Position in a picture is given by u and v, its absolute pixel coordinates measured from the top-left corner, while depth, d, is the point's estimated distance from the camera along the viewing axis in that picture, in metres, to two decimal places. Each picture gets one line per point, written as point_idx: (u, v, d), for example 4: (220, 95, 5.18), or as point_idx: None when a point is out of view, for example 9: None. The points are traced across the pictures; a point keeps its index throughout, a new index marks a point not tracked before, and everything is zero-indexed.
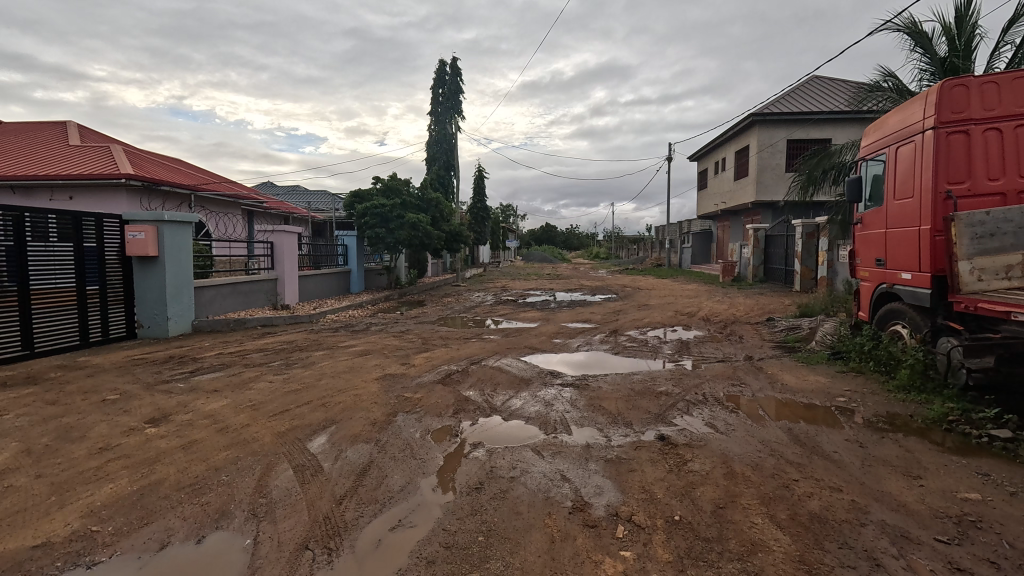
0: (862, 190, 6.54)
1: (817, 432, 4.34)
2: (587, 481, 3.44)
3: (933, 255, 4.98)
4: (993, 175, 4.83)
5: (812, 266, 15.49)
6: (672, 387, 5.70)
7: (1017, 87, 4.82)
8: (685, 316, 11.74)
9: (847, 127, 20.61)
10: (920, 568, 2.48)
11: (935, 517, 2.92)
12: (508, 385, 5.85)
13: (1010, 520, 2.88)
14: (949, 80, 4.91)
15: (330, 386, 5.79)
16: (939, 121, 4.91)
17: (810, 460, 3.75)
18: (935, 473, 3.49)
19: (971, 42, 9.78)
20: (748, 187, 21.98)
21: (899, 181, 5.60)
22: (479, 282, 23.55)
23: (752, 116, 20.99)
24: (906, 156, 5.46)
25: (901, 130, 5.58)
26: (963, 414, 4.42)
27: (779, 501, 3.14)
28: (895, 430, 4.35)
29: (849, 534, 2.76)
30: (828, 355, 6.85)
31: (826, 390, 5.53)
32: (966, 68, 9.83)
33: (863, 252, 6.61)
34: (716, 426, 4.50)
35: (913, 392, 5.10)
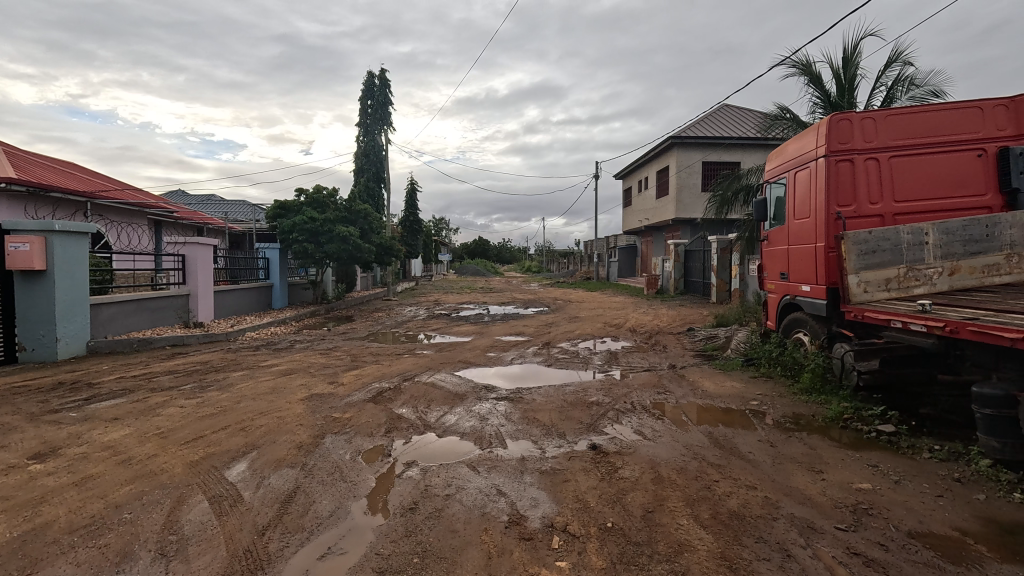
0: (767, 210, 7.18)
1: (733, 434, 4.66)
2: (522, 494, 3.46)
3: (827, 269, 5.55)
4: (872, 200, 5.47)
5: (727, 278, 16.64)
6: (602, 397, 5.88)
7: (893, 121, 5.44)
8: (614, 327, 12.20)
9: (754, 152, 22.48)
10: (823, 556, 2.72)
11: (834, 507, 3.23)
12: (441, 401, 5.76)
13: (895, 506, 3.23)
14: (836, 114, 5.52)
15: (251, 408, 5.43)
16: (828, 150, 5.53)
17: (728, 461, 4.01)
18: (834, 466, 3.86)
19: (854, 81, 11.08)
20: (669, 205, 23.38)
21: (799, 203, 6.19)
22: (412, 296, 23.15)
23: (671, 138, 22.39)
24: (803, 181, 6.06)
25: (798, 157, 6.19)
26: (855, 412, 4.93)
27: (701, 501, 3.33)
28: (800, 429, 4.76)
29: (763, 529, 2.97)
30: (742, 362, 7.39)
31: (740, 395, 5.96)
32: (848, 105, 11.16)
33: (770, 266, 7.22)
34: (644, 433, 4.70)
35: (814, 394, 5.63)
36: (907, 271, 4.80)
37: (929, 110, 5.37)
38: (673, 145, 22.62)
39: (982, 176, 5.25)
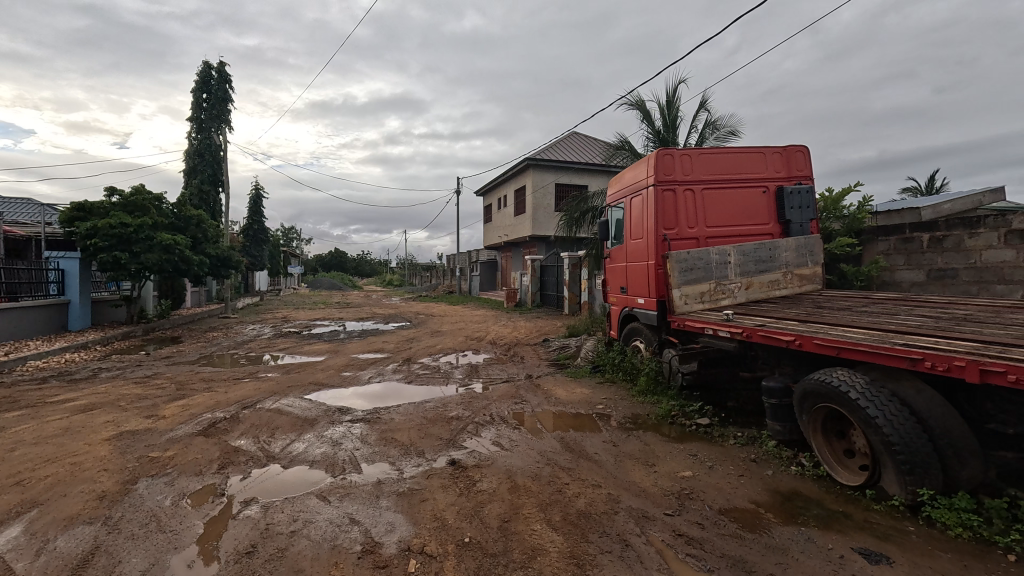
0: (609, 230, 7.95)
1: (582, 437, 5.02)
2: (377, 520, 3.30)
3: (656, 284, 6.31)
4: (689, 224, 6.37)
5: (577, 292, 18.00)
6: (462, 411, 5.92)
7: (704, 158, 6.39)
8: (475, 340, 12.39)
9: (599, 177, 24.83)
10: (655, 541, 3.04)
11: (663, 495, 3.65)
12: (288, 428, 5.27)
13: (709, 488, 3.77)
14: (661, 149, 6.32)
15: (30, 456, 4.38)
16: (656, 180, 6.33)
17: (577, 463, 4.30)
18: (664, 459, 4.37)
19: (675, 121, 12.90)
20: (526, 222, 24.63)
21: (634, 225, 6.97)
22: (256, 312, 20.94)
23: (527, 160, 23.70)
24: (637, 206, 6.85)
25: (633, 185, 6.97)
26: (680, 409, 5.65)
27: (553, 504, 3.52)
28: (637, 428, 5.31)
29: (606, 523, 3.24)
30: (590, 369, 8.05)
31: (588, 400, 6.46)
32: (671, 141, 12.96)
33: (612, 281, 8.00)
34: (501, 443, 4.83)
35: (649, 395, 6.33)
36: (716, 286, 5.71)
37: (730, 152, 6.42)
38: (529, 166, 23.96)
39: (766, 208, 6.45)
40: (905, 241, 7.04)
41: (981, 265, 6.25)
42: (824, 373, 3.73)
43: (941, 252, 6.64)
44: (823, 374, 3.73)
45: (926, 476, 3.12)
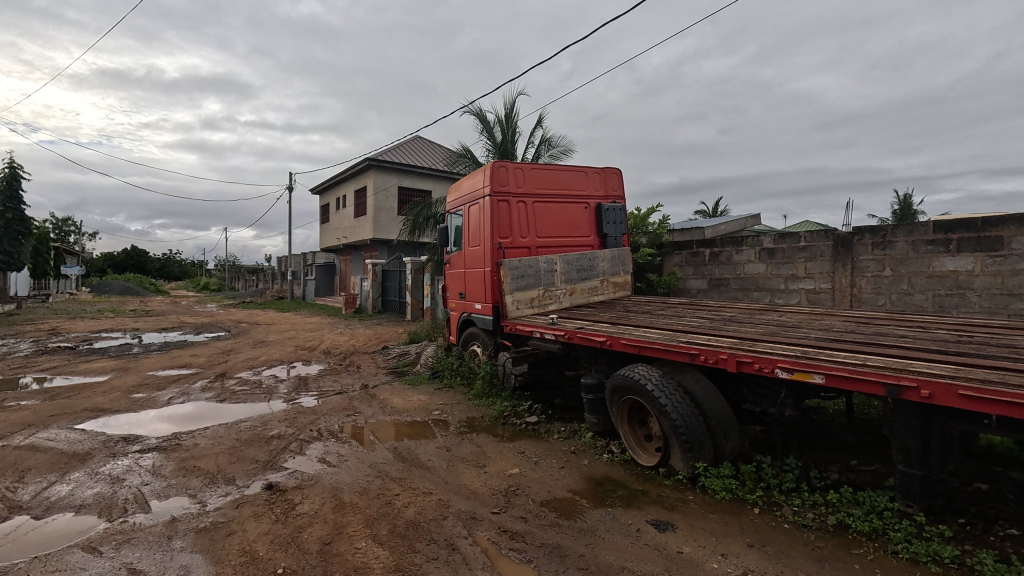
0: (448, 237, 8.03)
1: (416, 445, 4.96)
2: (167, 566, 2.82)
3: (492, 290, 6.51)
4: (522, 234, 6.70)
5: (420, 297, 17.83)
6: (285, 429, 5.40)
7: (534, 173, 6.80)
8: (306, 350, 11.46)
9: (443, 183, 25.01)
10: (481, 541, 3.13)
11: (492, 495, 3.78)
12: (46, 468, 4.23)
13: (533, 483, 4.01)
14: (496, 161, 6.57)
15: None
16: (492, 191, 6.56)
17: (409, 472, 4.23)
18: (494, 459, 4.52)
19: (513, 135, 13.61)
20: (367, 225, 23.66)
21: (471, 233, 7.13)
22: (8, 323, 16.49)
23: (368, 160, 22.80)
24: (475, 214, 7.02)
25: (471, 193, 7.14)
26: (512, 409, 5.94)
27: (381, 518, 3.40)
28: (472, 430, 5.43)
29: (434, 530, 3.23)
30: (429, 375, 8.02)
31: (425, 407, 6.41)
32: (510, 154, 13.64)
33: (451, 287, 8.09)
34: (328, 460, 4.52)
35: (484, 398, 6.53)
36: (544, 292, 6.16)
37: (557, 169, 6.96)
38: (370, 166, 23.08)
39: (587, 222, 7.15)
40: (693, 254, 8.39)
41: (744, 276, 7.75)
42: (629, 369, 4.24)
43: (718, 264, 8.07)
44: (630, 370, 4.24)
45: (701, 451, 3.74)
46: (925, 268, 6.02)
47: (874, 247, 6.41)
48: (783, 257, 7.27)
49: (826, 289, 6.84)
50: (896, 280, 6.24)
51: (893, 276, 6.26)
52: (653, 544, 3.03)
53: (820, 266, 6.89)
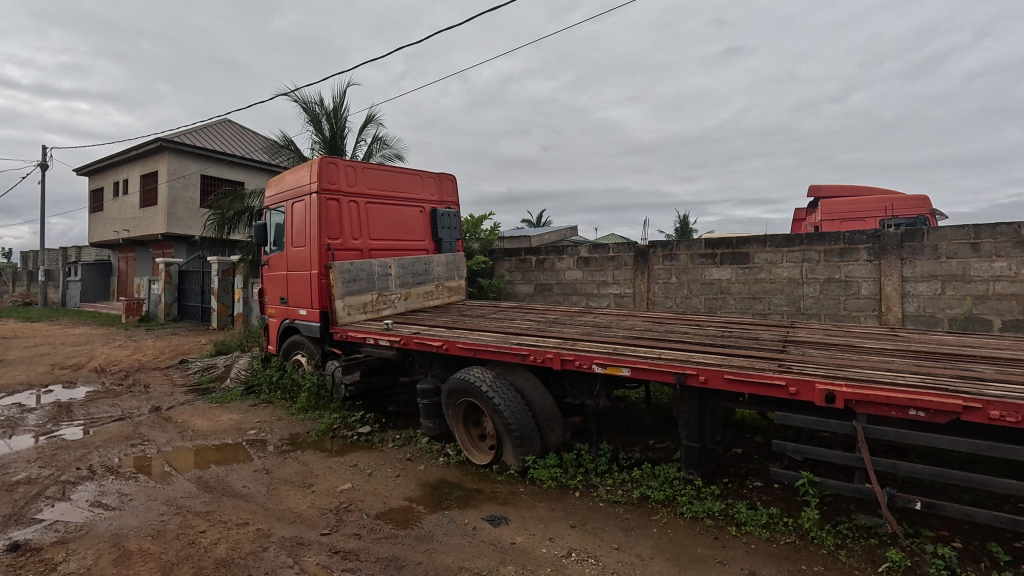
0: (267, 235, 7.24)
1: (226, 471, 4.35)
2: None
3: (320, 295, 6.01)
4: (354, 236, 6.32)
5: (229, 302, 15.68)
6: (38, 471, 4.25)
7: (367, 173, 6.48)
8: (68, 369, 9.19)
9: (258, 174, 22.43)
10: (309, 567, 2.88)
11: (320, 515, 3.51)
12: None
13: (367, 496, 3.84)
14: (325, 157, 6.09)
15: None
16: (319, 188, 6.06)
17: (218, 504, 3.69)
18: (322, 477, 4.20)
19: (343, 129, 12.88)
20: (158, 217, 20.00)
21: (296, 232, 6.51)
22: None
23: (160, 140, 19.30)
24: (300, 212, 6.42)
25: (295, 189, 6.52)
26: (342, 421, 5.59)
27: (182, 563, 2.89)
28: (296, 448, 4.97)
29: (252, 565, 2.87)
30: (242, 391, 7.11)
31: (237, 426, 5.66)
32: (338, 150, 12.88)
33: (270, 291, 7.30)
34: (105, 503, 3.69)
35: (309, 411, 6.03)
36: (378, 297, 5.99)
37: (391, 170, 6.75)
38: (163, 148, 19.57)
39: (422, 226, 7.09)
40: (521, 261, 8.96)
41: (564, 281, 8.53)
42: (465, 372, 4.34)
43: (543, 270, 8.74)
44: (466, 373, 4.32)
45: (530, 445, 4.01)
46: (700, 276, 7.37)
47: (665, 258, 7.62)
48: (596, 265, 8.20)
49: (629, 293, 7.93)
50: (680, 286, 7.52)
51: (678, 282, 7.53)
52: (489, 539, 3.14)
53: (625, 274, 7.95)
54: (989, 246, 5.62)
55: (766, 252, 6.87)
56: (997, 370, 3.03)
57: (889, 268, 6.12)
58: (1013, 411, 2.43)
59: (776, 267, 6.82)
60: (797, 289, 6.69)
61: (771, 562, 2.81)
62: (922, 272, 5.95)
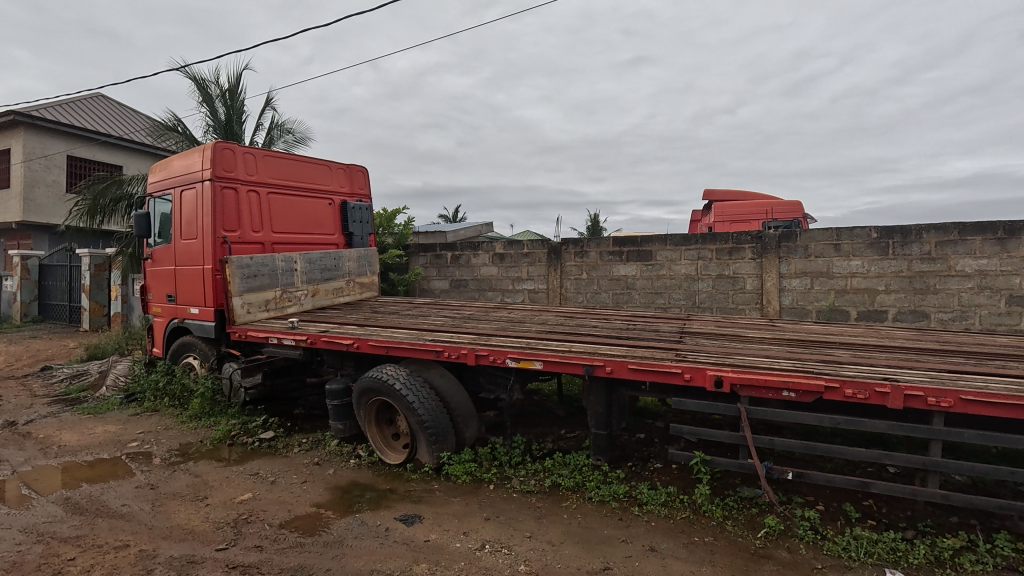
0: (151, 226, 6.52)
1: (101, 490, 3.88)
2: None
3: (214, 292, 5.51)
4: (254, 228, 5.86)
5: (104, 301, 13.91)
6: None
7: (269, 161, 6.02)
8: None
9: (141, 158, 20.08)
10: None
11: (215, 529, 3.25)
12: None
13: (269, 505, 3.61)
14: (220, 141, 5.57)
15: None
16: (212, 175, 5.51)
17: (92, 527, 3.29)
18: (218, 488, 3.89)
19: (241, 113, 11.92)
20: (12, 203, 17.22)
21: (185, 222, 5.92)
22: None
23: (13, 113, 16.61)
24: (190, 200, 5.84)
25: (184, 175, 5.92)
26: (241, 428, 5.20)
27: None
28: (187, 459, 4.55)
29: None
30: (121, 400, 6.37)
31: (115, 439, 5.06)
32: (237, 135, 11.90)
33: (154, 288, 6.59)
34: None
35: (203, 419, 5.53)
36: (282, 293, 5.67)
37: (296, 159, 6.33)
38: (16, 122, 16.86)
39: (331, 219, 6.75)
40: (436, 256, 8.86)
41: (480, 277, 8.57)
42: (377, 370, 4.22)
43: (458, 266, 8.72)
44: (378, 372, 4.21)
45: (445, 441, 4.00)
46: (608, 272, 7.74)
47: (576, 255, 7.92)
48: (511, 261, 8.31)
49: (542, 289, 8.15)
50: (590, 282, 7.85)
51: (588, 278, 7.86)
52: (401, 539, 3.09)
53: (538, 270, 8.15)
54: (847, 247, 6.46)
55: (667, 250, 7.38)
56: (852, 354, 3.50)
57: (768, 266, 6.83)
58: (862, 388, 2.83)
59: (675, 264, 7.34)
60: (693, 284, 7.25)
61: (668, 537, 3.04)
62: (795, 269, 6.71)
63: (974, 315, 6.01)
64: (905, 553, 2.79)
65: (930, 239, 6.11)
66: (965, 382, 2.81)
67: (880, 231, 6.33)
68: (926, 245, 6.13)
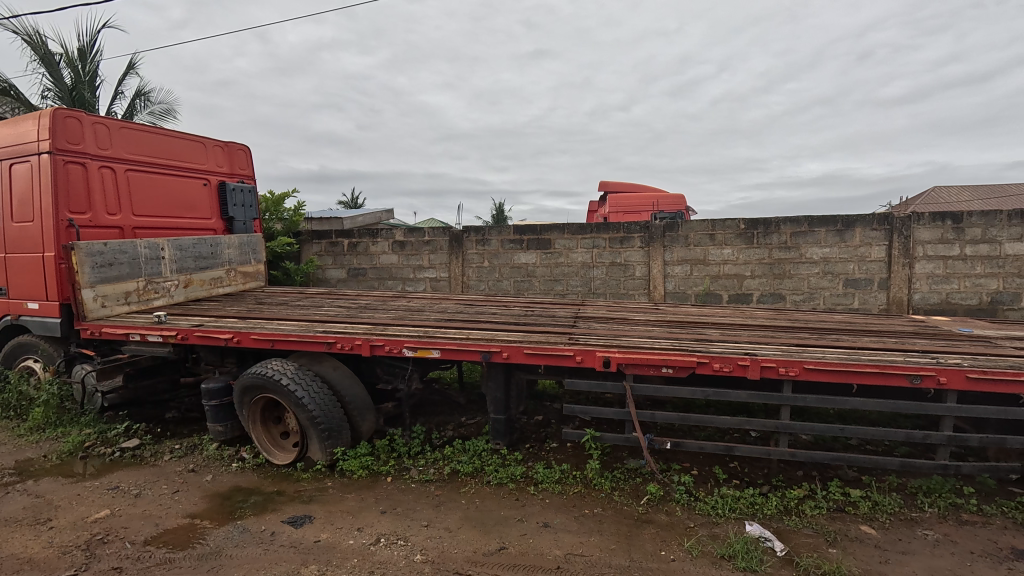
0: None
1: None
2: None
3: (59, 283, 4.69)
4: (110, 210, 5.08)
5: None
6: None
7: (126, 134, 5.24)
8: None
9: None
10: None
11: (62, 555, 2.84)
12: None
13: (132, 521, 3.22)
14: (61, 108, 4.72)
15: None
16: (53, 147, 4.64)
17: None
18: (66, 508, 3.38)
19: (94, 79, 10.37)
20: None
21: (16, 202, 4.99)
22: None
23: None
24: (21, 176, 4.91)
25: (12, 146, 4.95)
26: (98, 438, 4.57)
27: None
28: (26, 478, 3.90)
29: None
30: None
31: None
32: (89, 104, 10.32)
33: None
34: None
35: (48, 430, 4.78)
36: (146, 284, 5.07)
37: (161, 134, 5.60)
38: None
39: (208, 203, 6.09)
40: (331, 244, 8.41)
41: (379, 266, 8.28)
42: (261, 366, 3.92)
43: (356, 254, 8.35)
44: (261, 367, 3.91)
45: (339, 436, 3.83)
46: (509, 260, 7.86)
47: (478, 243, 7.92)
48: (412, 249, 8.12)
49: (444, 277, 8.08)
50: (492, 270, 7.92)
51: (490, 266, 7.92)
52: (289, 542, 2.92)
53: (440, 258, 8.05)
54: (720, 236, 7.15)
55: (565, 238, 7.64)
56: (721, 333, 3.88)
57: (654, 254, 7.35)
58: (727, 362, 3.15)
59: (573, 252, 7.63)
60: (589, 272, 7.60)
61: (561, 512, 3.18)
62: (677, 257, 7.29)
63: (820, 296, 6.96)
64: (761, 505, 3.18)
65: (787, 230, 6.95)
66: (808, 354, 3.23)
67: (747, 223, 7.07)
68: (783, 235, 6.96)
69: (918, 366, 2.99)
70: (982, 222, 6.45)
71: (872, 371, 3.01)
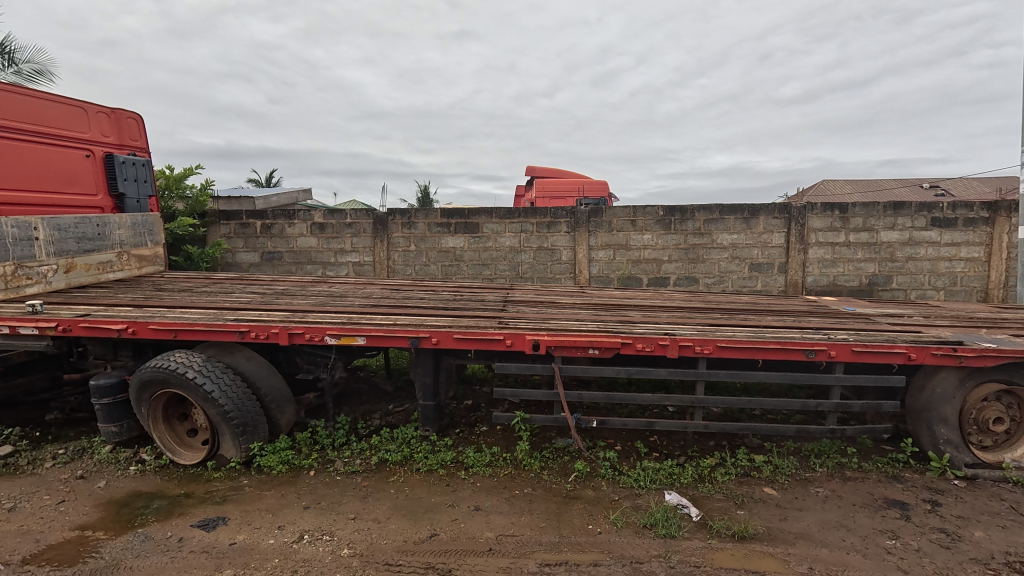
0: None
1: None
2: None
3: None
4: None
5: None
6: None
7: None
8: None
9: None
10: None
11: None
12: None
13: (6, 539, 2.82)
14: None
15: None
16: None
17: None
18: None
19: None
20: None
21: None
22: None
23: None
24: None
25: None
26: None
27: None
28: None
29: None
30: None
31: None
32: None
33: None
34: None
35: None
36: (15, 269, 4.42)
37: (28, 95, 4.81)
38: None
39: (93, 177, 5.36)
40: (241, 225, 7.79)
41: (296, 249, 7.80)
42: (162, 358, 3.56)
43: (270, 237, 7.80)
44: (161, 360, 3.55)
45: (254, 431, 3.58)
46: (436, 244, 7.71)
47: (403, 225, 7.69)
48: (333, 232, 7.72)
49: (368, 261, 7.78)
50: (418, 254, 7.74)
51: (416, 250, 7.73)
52: (201, 547, 2.70)
53: (364, 241, 7.74)
54: (641, 222, 7.46)
55: (492, 223, 7.61)
56: (642, 314, 4.06)
57: (579, 239, 7.53)
58: (649, 343, 3.31)
59: (500, 236, 7.63)
60: (517, 256, 7.65)
61: (492, 494, 3.20)
62: (601, 242, 7.52)
63: (728, 279, 7.49)
64: (678, 475, 3.40)
65: (700, 217, 7.39)
66: (720, 333, 3.46)
67: (665, 210, 7.43)
68: (697, 222, 7.40)
69: (812, 342, 3.30)
70: (863, 212, 7.24)
71: (775, 348, 3.28)
